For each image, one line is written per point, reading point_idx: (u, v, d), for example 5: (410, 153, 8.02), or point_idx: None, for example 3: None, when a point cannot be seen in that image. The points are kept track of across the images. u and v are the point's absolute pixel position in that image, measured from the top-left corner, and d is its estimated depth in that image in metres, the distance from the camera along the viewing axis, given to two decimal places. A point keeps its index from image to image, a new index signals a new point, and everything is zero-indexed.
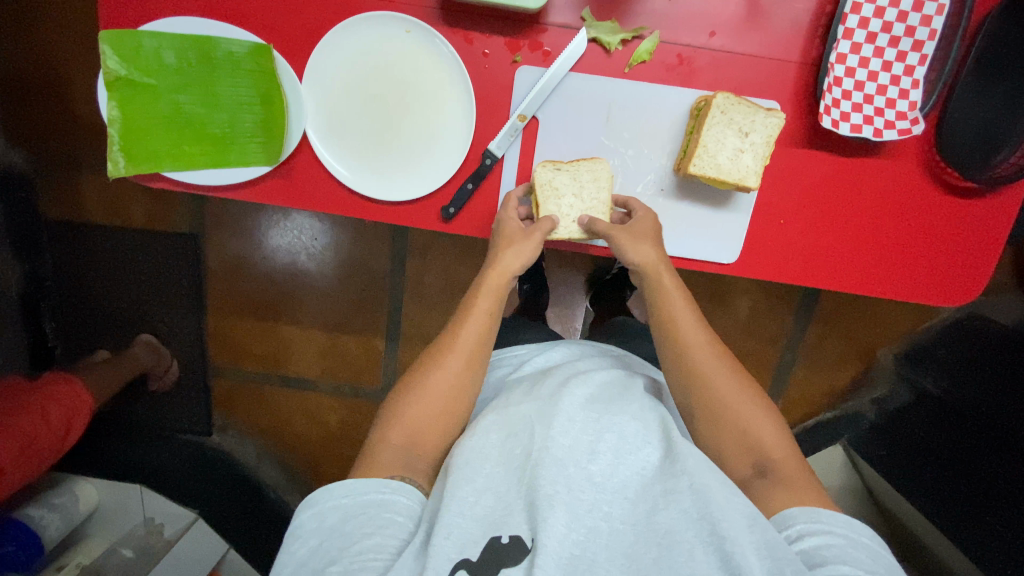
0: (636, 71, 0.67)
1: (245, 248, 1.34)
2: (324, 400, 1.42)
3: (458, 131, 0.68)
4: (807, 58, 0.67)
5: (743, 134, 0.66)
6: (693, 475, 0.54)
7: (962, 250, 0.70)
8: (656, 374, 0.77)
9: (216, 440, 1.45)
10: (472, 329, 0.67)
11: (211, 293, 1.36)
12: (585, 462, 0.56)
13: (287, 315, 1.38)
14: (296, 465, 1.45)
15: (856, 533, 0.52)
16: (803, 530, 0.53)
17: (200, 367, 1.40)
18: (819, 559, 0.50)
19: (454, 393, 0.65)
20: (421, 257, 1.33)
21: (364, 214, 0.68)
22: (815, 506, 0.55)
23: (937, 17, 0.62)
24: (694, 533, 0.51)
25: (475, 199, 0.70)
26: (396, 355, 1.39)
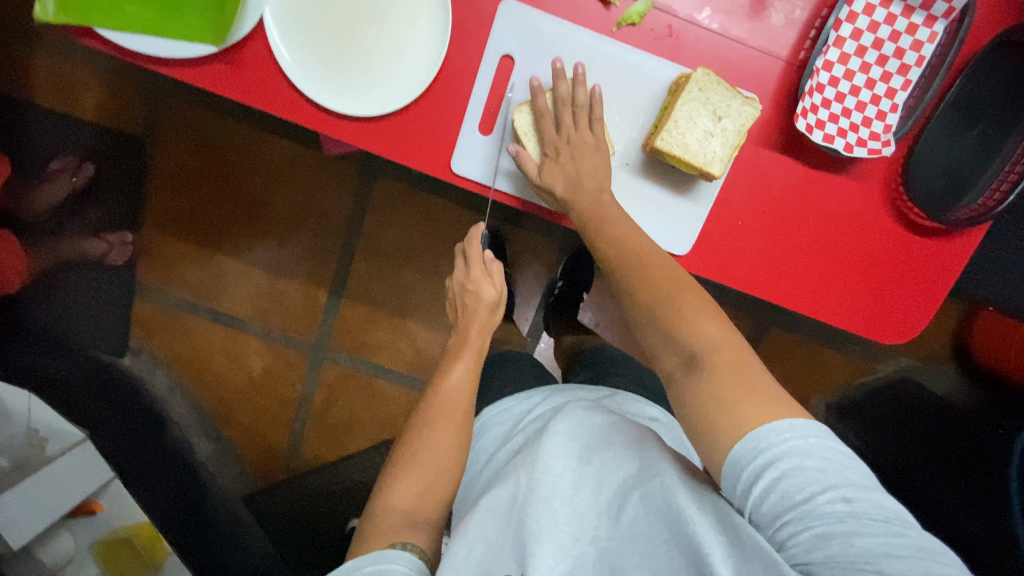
0: (624, 32, 0.66)
1: (198, 166, 1.27)
2: (253, 342, 1.34)
3: (427, 48, 0.64)
4: (793, 59, 0.67)
5: (716, 118, 0.64)
6: (665, 474, 0.50)
7: (922, 290, 0.71)
8: (653, 412, 0.72)
9: (127, 363, 1.34)
10: (453, 392, 0.69)
11: (151, 206, 1.28)
12: (571, 493, 0.53)
13: (229, 246, 1.31)
14: (210, 407, 1.37)
15: (801, 443, 0.44)
16: (751, 476, 0.44)
17: (124, 283, 1.31)
18: (769, 515, 0.43)
19: (445, 459, 0.63)
20: (382, 213, 1.28)
21: (325, 128, 0.64)
22: (753, 428, 0.46)
23: (927, 44, 0.65)
24: (665, 532, 0.47)
25: (433, 131, 0.65)
26: (336, 311, 1.32)
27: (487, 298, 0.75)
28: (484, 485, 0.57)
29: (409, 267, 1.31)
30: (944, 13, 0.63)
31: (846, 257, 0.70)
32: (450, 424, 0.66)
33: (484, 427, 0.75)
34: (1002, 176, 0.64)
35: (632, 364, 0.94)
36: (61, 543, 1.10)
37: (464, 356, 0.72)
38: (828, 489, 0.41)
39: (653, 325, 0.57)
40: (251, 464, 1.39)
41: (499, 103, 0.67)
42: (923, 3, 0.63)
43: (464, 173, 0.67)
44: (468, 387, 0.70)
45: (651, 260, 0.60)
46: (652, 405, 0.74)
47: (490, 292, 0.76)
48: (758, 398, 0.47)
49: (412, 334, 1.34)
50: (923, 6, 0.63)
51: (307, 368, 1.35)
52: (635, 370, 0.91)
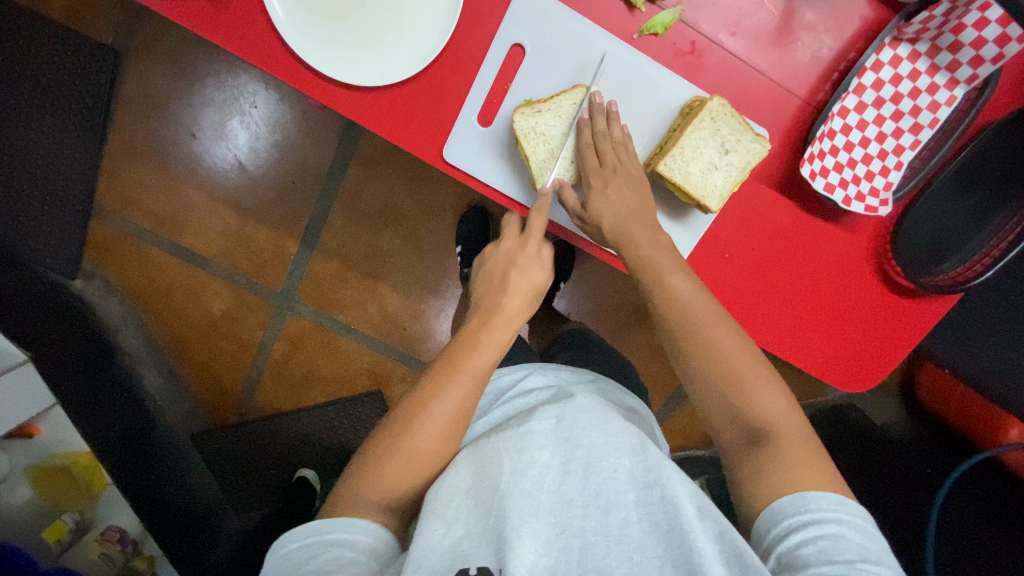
0: (644, 41, 0.63)
1: (173, 90, 1.19)
2: (214, 283, 1.29)
3: (433, 23, 0.60)
4: (810, 99, 0.66)
5: (723, 151, 0.64)
6: (667, 485, 0.51)
7: (908, 327, 0.71)
8: (635, 402, 0.71)
9: (78, 287, 1.27)
10: (458, 384, 0.56)
11: (117, 125, 1.20)
12: (557, 482, 0.52)
13: (199, 180, 1.23)
14: (164, 342, 1.33)
15: (848, 517, 0.47)
16: (793, 526, 0.47)
17: (81, 203, 1.22)
18: (802, 561, 0.45)
19: (434, 452, 0.55)
20: (366, 170, 1.23)
21: (308, 89, 0.59)
22: (802, 489, 0.49)
23: (944, 106, 0.64)
24: (664, 545, 0.49)
25: (428, 112, 0.62)
26: (306, 263, 1.28)
27: (534, 284, 0.62)
28: (463, 468, 0.54)
29: (387, 230, 1.27)
30: (967, 79, 0.62)
31: (847, 287, 0.70)
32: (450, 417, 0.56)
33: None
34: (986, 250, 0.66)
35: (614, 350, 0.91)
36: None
37: (485, 340, 0.58)
38: (866, 560, 0.44)
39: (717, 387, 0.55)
40: (200, 404, 1.36)
41: (504, 96, 0.64)
42: (948, 64, 0.62)
43: (455, 163, 0.64)
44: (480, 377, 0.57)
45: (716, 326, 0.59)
46: (633, 397, 0.72)
47: (539, 278, 0.62)
48: (815, 475, 0.50)
49: (382, 298, 1.31)
50: (947, 67, 0.62)
51: (270, 318, 1.31)
52: None
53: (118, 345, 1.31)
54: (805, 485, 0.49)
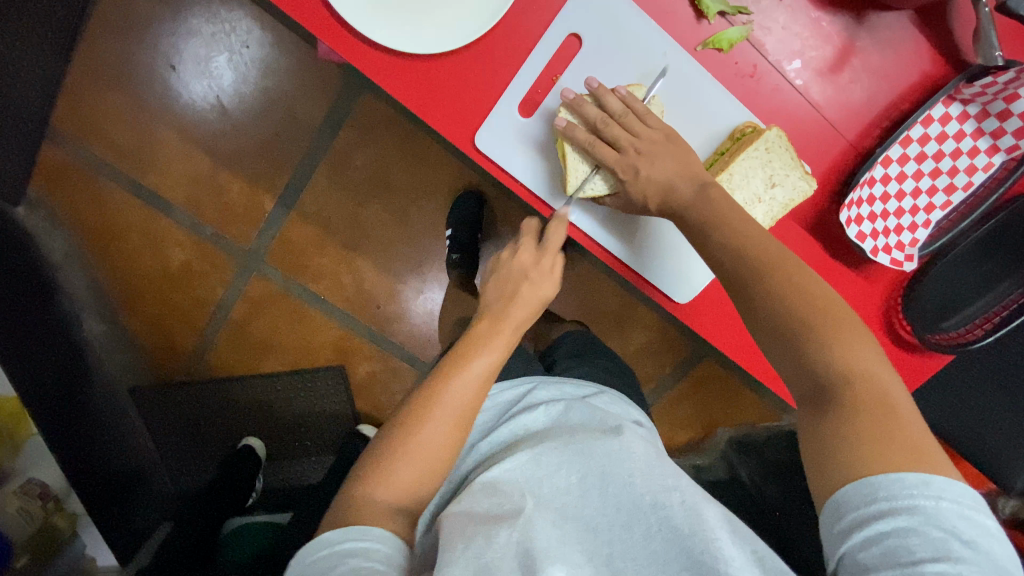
0: (706, 54, 0.62)
1: (159, 13, 1.08)
2: (174, 231, 1.19)
3: (486, 2, 0.58)
4: (857, 144, 0.65)
5: (769, 185, 0.63)
6: (684, 491, 0.53)
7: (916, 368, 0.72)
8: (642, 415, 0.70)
9: (20, 214, 1.15)
10: (468, 381, 0.57)
11: (89, 40, 1.09)
12: (580, 504, 0.54)
13: (174, 118, 1.13)
14: (110, 288, 1.22)
15: (928, 505, 0.41)
16: (854, 523, 0.43)
17: (35, 121, 1.10)
18: (863, 566, 0.41)
19: (442, 454, 0.55)
20: (361, 134, 1.15)
21: (342, 48, 0.58)
22: (867, 476, 0.44)
23: (980, 171, 0.65)
24: (687, 551, 0.48)
25: (464, 92, 0.61)
26: (281, 224, 1.20)
27: (544, 296, 0.64)
28: (480, 495, 0.55)
29: (375, 201, 1.20)
30: (1008, 148, 0.63)
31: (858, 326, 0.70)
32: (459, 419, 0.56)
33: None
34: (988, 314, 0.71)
35: (615, 358, 0.89)
36: None
37: (488, 342, 0.60)
38: (941, 559, 0.39)
39: (804, 385, 0.51)
40: (144, 356, 1.27)
41: (550, 88, 0.63)
42: (993, 131, 0.64)
43: (486, 149, 0.63)
44: (487, 380, 0.58)
45: None
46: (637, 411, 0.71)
47: (549, 292, 0.64)
48: (900, 451, 0.44)
49: (359, 272, 1.24)
50: (991, 134, 0.64)
51: (233, 275, 1.22)
52: None
53: (58, 284, 1.20)
54: (872, 469, 0.44)
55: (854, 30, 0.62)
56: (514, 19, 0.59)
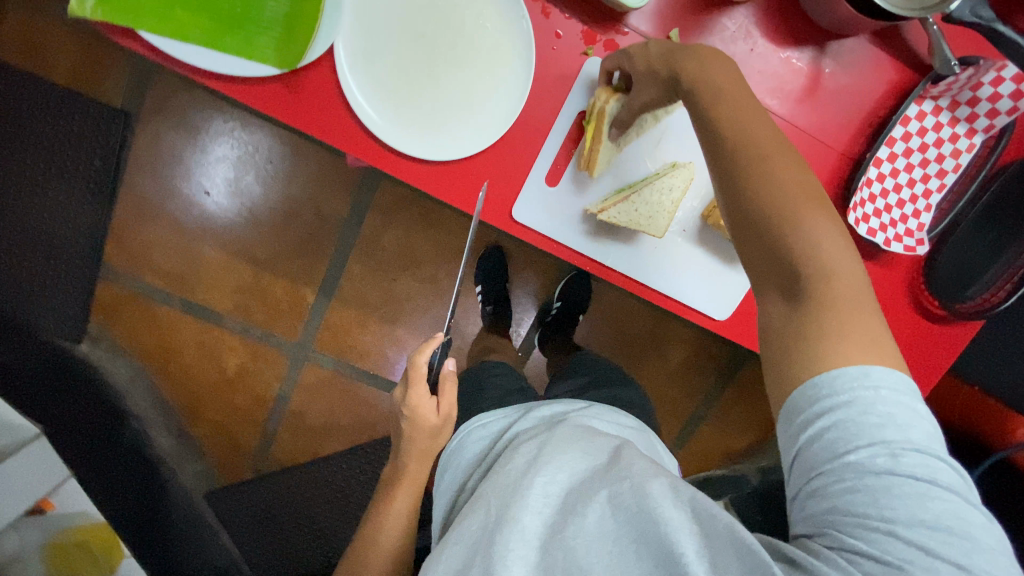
0: None
1: (185, 148, 1.18)
2: (227, 337, 1.27)
3: (499, 101, 0.66)
4: (849, 152, 0.72)
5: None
6: (635, 477, 0.53)
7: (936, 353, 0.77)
8: (626, 424, 0.73)
9: (84, 350, 1.24)
10: (396, 517, 0.77)
11: (128, 185, 1.19)
12: (537, 508, 0.55)
13: (212, 237, 1.23)
14: (174, 402, 1.30)
15: (867, 393, 0.43)
16: (803, 424, 0.45)
17: (89, 264, 1.20)
18: (805, 464, 0.44)
19: (403, 524, 0.77)
20: (384, 218, 1.24)
21: (378, 161, 0.65)
22: (810, 377, 0.46)
23: (965, 153, 0.71)
24: (636, 526, 0.50)
25: (490, 180, 0.68)
26: (323, 313, 1.28)
27: (427, 424, 0.78)
28: (459, 521, 0.59)
29: (407, 275, 1.28)
30: (985, 128, 0.70)
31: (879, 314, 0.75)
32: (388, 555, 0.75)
33: (461, 445, 0.76)
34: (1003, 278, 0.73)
35: None
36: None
37: (399, 493, 0.78)
38: (875, 446, 0.42)
39: None
40: (211, 461, 1.32)
41: (569, 160, 0.70)
42: (967, 116, 0.70)
43: (523, 221, 0.71)
44: (407, 518, 0.77)
45: None
46: (621, 419, 0.73)
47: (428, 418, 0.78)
48: (858, 342, 0.45)
49: (401, 342, 1.31)
50: (966, 119, 0.70)
51: (285, 369, 1.29)
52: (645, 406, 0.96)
53: (127, 408, 1.28)
54: (814, 370, 0.45)
55: (822, 60, 0.69)
56: (525, 112, 0.67)
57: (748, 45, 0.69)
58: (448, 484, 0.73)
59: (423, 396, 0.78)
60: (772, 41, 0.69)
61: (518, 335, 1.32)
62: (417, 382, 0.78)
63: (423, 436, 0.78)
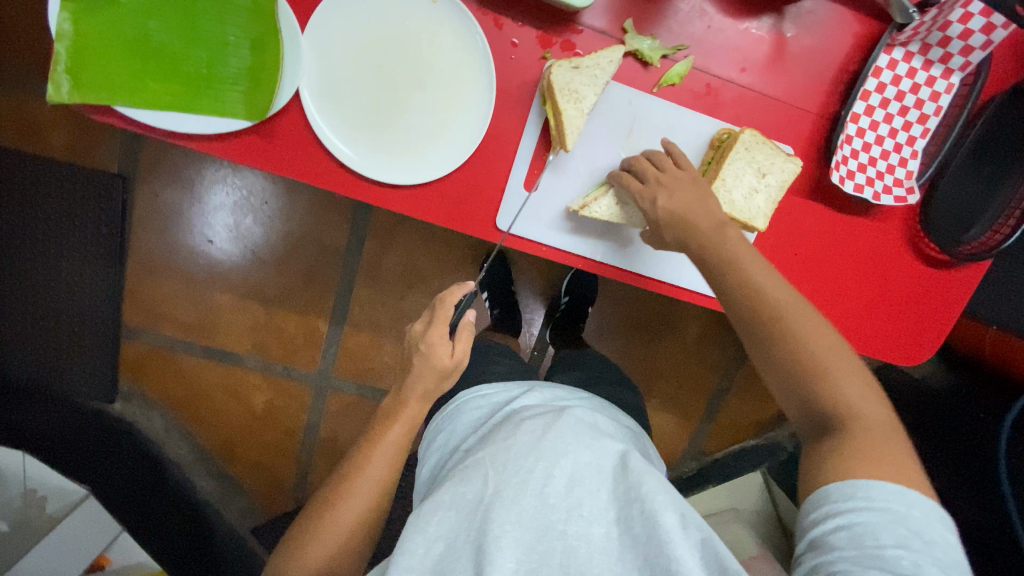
0: (664, 92, 0.70)
1: (182, 201, 1.21)
2: (251, 377, 1.31)
3: (469, 118, 0.67)
4: (824, 112, 0.72)
5: (761, 175, 0.70)
6: (646, 500, 0.59)
7: (928, 308, 0.79)
8: (624, 420, 0.80)
9: (118, 409, 1.29)
10: (382, 457, 0.67)
11: (134, 245, 1.22)
12: (541, 490, 0.60)
13: (221, 282, 1.26)
14: (210, 446, 1.34)
15: (899, 509, 0.47)
16: (829, 513, 0.49)
17: (110, 327, 1.24)
18: (830, 545, 0.48)
19: (391, 465, 0.67)
20: (383, 240, 1.26)
21: (358, 193, 0.66)
22: (848, 477, 0.50)
23: (944, 94, 0.70)
24: (642, 555, 0.57)
25: (469, 196, 0.69)
26: (338, 340, 1.30)
27: (439, 366, 0.70)
28: (450, 482, 0.63)
29: (413, 292, 1.30)
30: (961, 67, 0.69)
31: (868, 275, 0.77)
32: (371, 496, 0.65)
33: (457, 411, 0.79)
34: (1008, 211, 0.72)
35: None
36: None
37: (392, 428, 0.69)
38: (900, 546, 0.45)
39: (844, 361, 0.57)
40: (254, 496, 1.38)
41: (545, 164, 0.70)
42: (941, 57, 0.69)
43: (509, 230, 0.71)
44: (396, 456, 0.68)
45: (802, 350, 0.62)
46: (616, 415, 0.79)
47: (440, 359, 0.71)
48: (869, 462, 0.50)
49: None
50: (940, 60, 0.69)
51: (311, 400, 1.32)
52: None
53: (166, 458, 1.32)
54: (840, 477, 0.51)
55: (781, 25, 0.69)
56: (494, 124, 0.68)
57: (705, 24, 0.68)
58: (435, 440, 0.78)
59: (441, 335, 0.71)
60: (729, 15, 0.69)
61: (530, 335, 1.33)
62: (436, 322, 0.73)
63: (434, 377, 0.70)
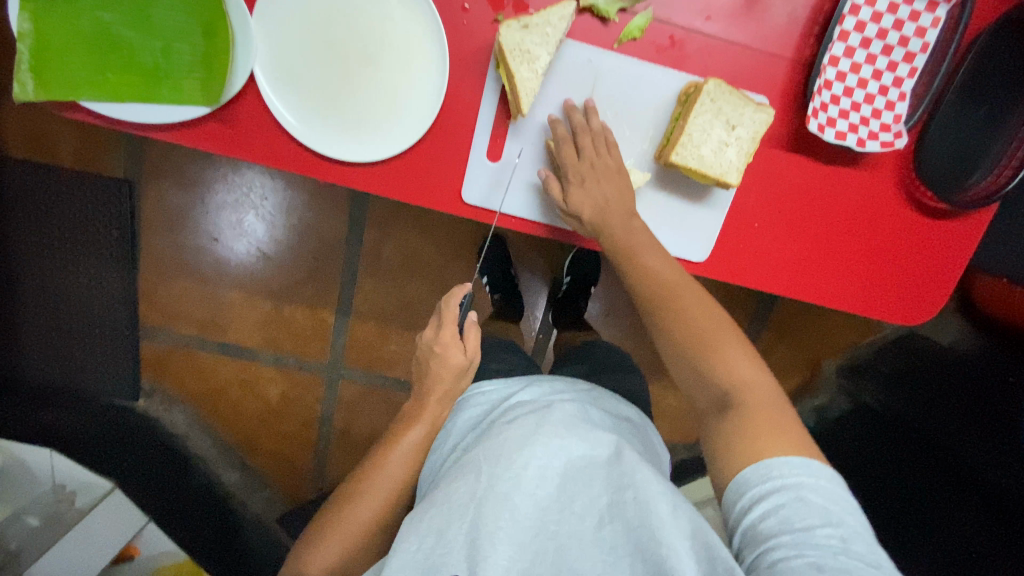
0: (625, 47, 0.71)
1: (186, 201, 1.25)
2: (265, 370, 1.34)
3: (423, 90, 0.68)
4: (800, 56, 0.73)
5: (730, 127, 0.71)
6: (639, 487, 0.55)
7: (927, 261, 0.81)
8: (625, 410, 0.79)
9: (142, 406, 1.34)
10: (402, 453, 0.72)
11: (145, 247, 1.26)
12: (535, 488, 0.58)
13: (230, 279, 1.29)
14: (231, 438, 1.38)
15: (809, 481, 0.51)
16: (754, 498, 0.52)
17: (128, 327, 1.29)
18: (765, 534, 0.49)
19: (407, 465, 0.71)
20: (381, 229, 1.26)
21: (318, 173, 0.68)
22: (766, 458, 0.54)
23: (931, 29, 0.71)
24: (631, 547, 0.53)
25: (428, 169, 0.71)
26: (346, 331, 1.32)
27: (454, 364, 0.74)
28: (444, 483, 0.62)
29: (415, 280, 1.30)
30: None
31: (861, 228, 0.80)
32: (389, 491, 0.70)
33: (458, 409, 0.79)
34: (1006, 157, 0.73)
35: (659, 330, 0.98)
36: None
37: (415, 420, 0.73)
38: (827, 524, 0.48)
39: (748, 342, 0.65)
40: (277, 488, 1.42)
41: (506, 132, 0.72)
42: None
43: (473, 203, 0.72)
44: (417, 452, 0.72)
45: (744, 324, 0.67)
46: (614, 405, 0.77)
47: (456, 357, 0.74)
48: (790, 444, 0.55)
49: (424, 345, 1.34)
50: None
51: (323, 390, 1.35)
52: None
53: (191, 451, 1.37)
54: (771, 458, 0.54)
55: None
56: (454, 92, 0.69)
57: None
58: (434, 448, 0.77)
59: (451, 336, 0.74)
60: None
61: (533, 319, 1.32)
62: (445, 324, 0.74)
63: (450, 375, 0.74)
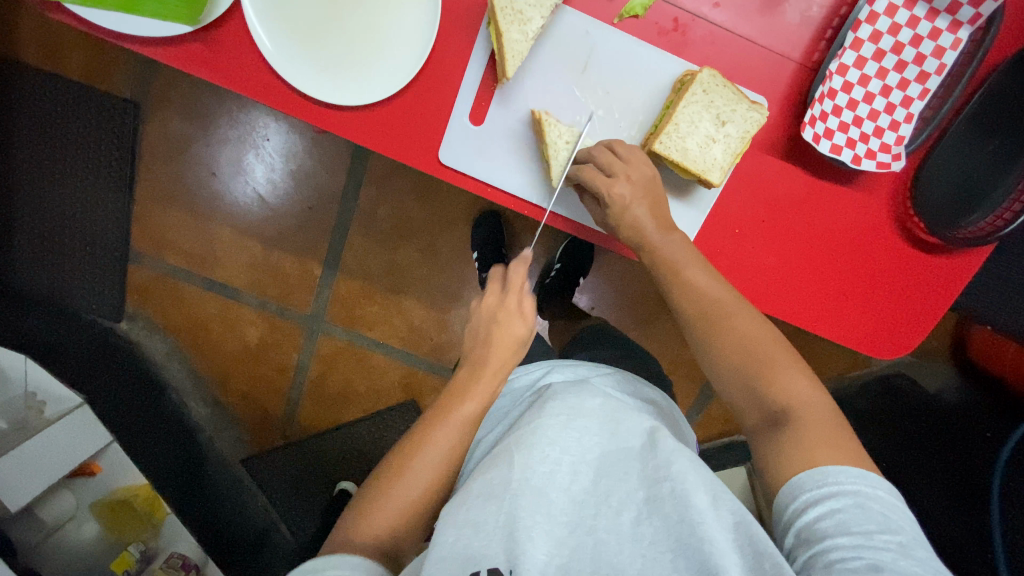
0: (625, 23, 0.72)
1: (190, 132, 1.24)
2: (247, 313, 1.34)
3: (410, 38, 0.69)
4: (807, 60, 0.75)
5: (720, 123, 0.74)
6: (677, 477, 0.52)
7: (923, 293, 0.81)
8: (651, 394, 0.76)
9: (124, 328, 1.34)
10: (464, 414, 0.63)
11: (143, 171, 1.26)
12: (568, 482, 0.54)
13: (222, 216, 1.29)
14: (205, 373, 1.38)
15: (867, 490, 0.51)
16: (808, 501, 0.52)
17: (117, 250, 1.29)
18: (820, 534, 0.50)
19: (466, 429, 0.63)
20: (378, 187, 1.26)
21: (294, 110, 0.69)
22: (820, 464, 0.54)
23: (951, 50, 0.71)
24: (672, 537, 0.49)
25: (410, 120, 0.71)
26: (331, 286, 1.32)
27: (517, 335, 0.67)
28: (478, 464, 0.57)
29: (406, 244, 1.30)
30: (970, 20, 0.70)
31: (852, 247, 0.79)
32: (449, 456, 0.62)
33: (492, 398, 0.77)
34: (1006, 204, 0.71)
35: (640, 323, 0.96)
36: (62, 501, 1.13)
37: (477, 383, 0.65)
38: (886, 531, 0.48)
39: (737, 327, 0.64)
40: (245, 429, 1.41)
41: (491, 97, 0.73)
42: (947, 8, 0.70)
43: (451, 164, 0.74)
44: (478, 416, 0.64)
45: (739, 309, 0.65)
46: (644, 394, 0.74)
47: (519, 328, 0.67)
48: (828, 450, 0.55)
49: (407, 310, 1.34)
50: (948, 11, 0.70)
51: (302, 340, 1.35)
52: (632, 352, 0.97)
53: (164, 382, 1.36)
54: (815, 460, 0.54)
55: None
56: (445, 44, 0.70)
57: None
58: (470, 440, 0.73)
59: (516, 306, 0.68)
60: None
61: None
62: (510, 293, 0.68)
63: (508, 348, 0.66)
